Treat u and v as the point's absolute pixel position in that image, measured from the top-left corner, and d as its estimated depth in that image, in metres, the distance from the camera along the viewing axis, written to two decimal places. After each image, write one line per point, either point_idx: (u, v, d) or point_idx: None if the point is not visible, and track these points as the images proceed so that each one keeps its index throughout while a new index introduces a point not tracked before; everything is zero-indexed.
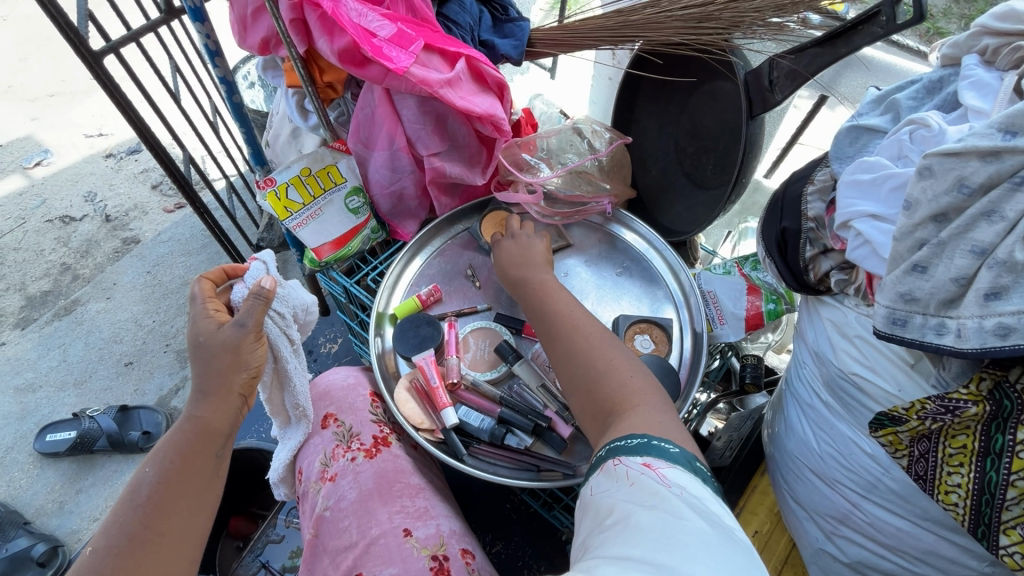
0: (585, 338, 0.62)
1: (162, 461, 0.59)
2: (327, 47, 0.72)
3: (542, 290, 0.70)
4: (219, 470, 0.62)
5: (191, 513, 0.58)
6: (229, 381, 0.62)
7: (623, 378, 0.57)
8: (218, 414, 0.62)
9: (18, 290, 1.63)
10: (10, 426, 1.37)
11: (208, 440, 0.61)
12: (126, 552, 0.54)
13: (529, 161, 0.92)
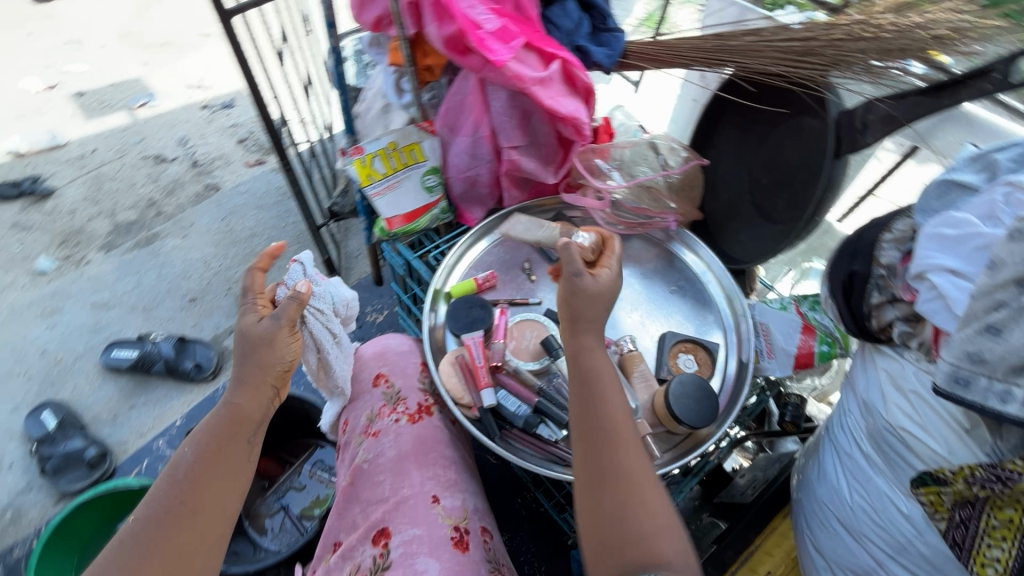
0: (629, 455, 0.57)
1: (199, 442, 0.63)
2: (435, 31, 0.77)
3: (600, 371, 0.63)
4: (250, 455, 0.65)
5: (221, 495, 0.61)
6: (263, 371, 0.66)
7: (659, 526, 0.53)
8: (252, 402, 0.66)
9: (108, 216, 1.77)
10: (82, 336, 1.48)
11: (241, 426, 0.65)
12: (161, 525, 0.57)
13: (602, 166, 0.92)
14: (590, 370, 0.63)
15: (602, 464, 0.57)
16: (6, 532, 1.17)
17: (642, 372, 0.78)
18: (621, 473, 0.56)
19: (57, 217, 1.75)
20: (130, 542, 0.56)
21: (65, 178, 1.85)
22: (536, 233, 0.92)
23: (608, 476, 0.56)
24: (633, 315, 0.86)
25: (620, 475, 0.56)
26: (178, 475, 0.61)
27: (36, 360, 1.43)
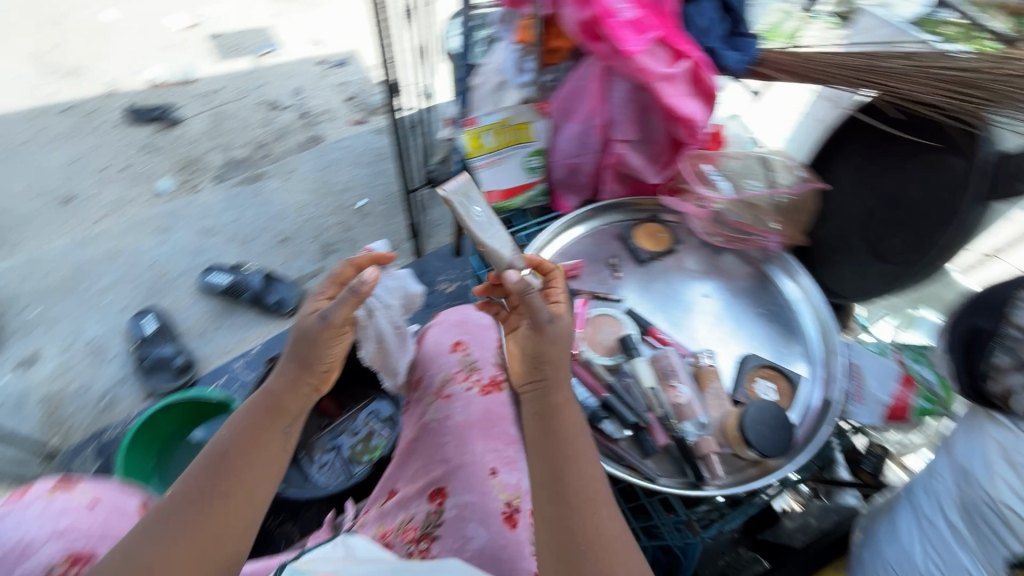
0: (605, 519, 0.52)
1: (234, 429, 0.60)
2: (571, 12, 0.76)
3: (571, 424, 0.57)
4: (284, 447, 0.62)
5: (248, 487, 0.58)
6: (309, 366, 0.63)
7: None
8: (291, 395, 0.63)
9: (223, 151, 1.91)
10: (186, 255, 1.62)
11: (276, 416, 0.62)
12: (183, 507, 0.55)
13: (710, 172, 0.91)
14: (557, 424, 0.57)
15: (576, 537, 0.51)
16: (101, 416, 1.31)
17: (716, 390, 0.75)
18: (599, 542, 0.50)
19: (180, 145, 1.91)
20: (153, 521, 0.54)
21: (192, 110, 2.01)
22: (627, 233, 0.92)
23: (583, 549, 0.50)
24: (715, 331, 0.84)
25: (598, 545, 0.50)
26: (210, 457, 0.58)
27: (145, 269, 1.58)
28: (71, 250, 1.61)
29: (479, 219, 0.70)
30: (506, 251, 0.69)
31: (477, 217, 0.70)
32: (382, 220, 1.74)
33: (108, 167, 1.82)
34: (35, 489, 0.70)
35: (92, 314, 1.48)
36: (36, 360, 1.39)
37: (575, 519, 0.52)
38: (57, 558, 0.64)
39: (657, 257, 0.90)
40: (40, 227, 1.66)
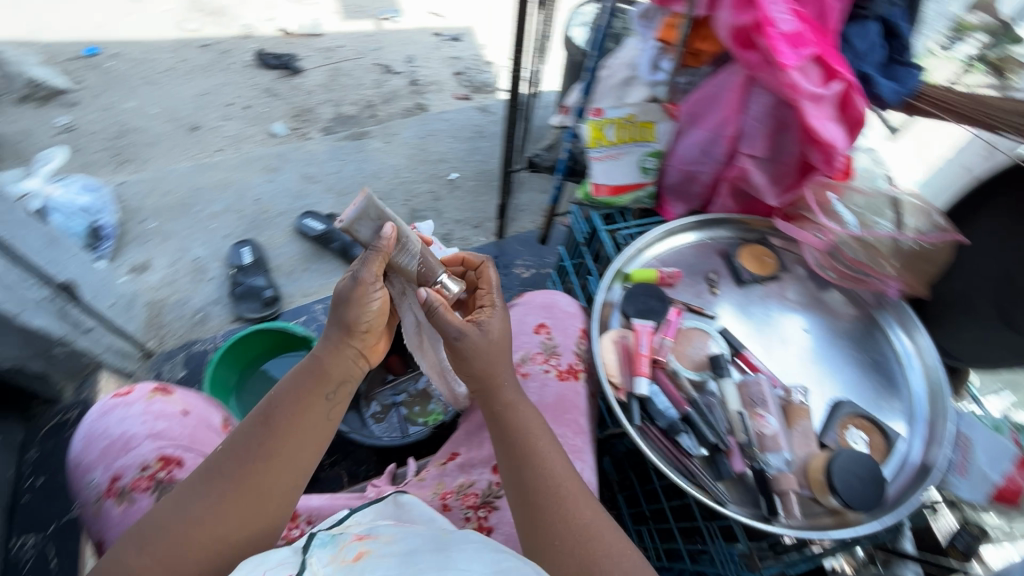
0: (571, 507, 0.60)
1: (284, 392, 0.66)
2: (726, 15, 0.74)
3: (528, 436, 0.66)
4: (331, 412, 0.67)
5: (298, 447, 0.64)
6: (351, 330, 0.68)
7: (625, 564, 0.57)
8: (335, 361, 0.68)
9: (334, 105, 2.00)
10: (288, 197, 1.72)
11: (321, 383, 0.66)
12: (237, 458, 0.62)
13: (834, 203, 0.85)
14: (513, 434, 0.66)
15: (549, 528, 0.59)
16: (194, 329, 1.42)
17: (804, 430, 0.72)
18: (569, 530, 0.59)
19: (297, 94, 2.02)
20: (211, 476, 0.62)
21: (313, 63, 2.12)
22: (732, 250, 0.89)
23: (555, 539, 0.59)
24: (807, 370, 0.79)
25: (571, 532, 0.59)
26: (257, 417, 0.64)
27: (250, 204, 1.69)
28: (190, 174, 1.74)
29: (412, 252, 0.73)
30: (412, 263, 0.72)
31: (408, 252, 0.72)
32: (470, 195, 1.77)
33: (232, 104, 1.96)
34: (140, 388, 0.81)
35: (199, 235, 1.61)
36: (147, 268, 1.53)
37: (540, 514, 0.60)
38: (151, 457, 0.73)
39: (760, 281, 0.86)
40: (167, 149, 1.81)
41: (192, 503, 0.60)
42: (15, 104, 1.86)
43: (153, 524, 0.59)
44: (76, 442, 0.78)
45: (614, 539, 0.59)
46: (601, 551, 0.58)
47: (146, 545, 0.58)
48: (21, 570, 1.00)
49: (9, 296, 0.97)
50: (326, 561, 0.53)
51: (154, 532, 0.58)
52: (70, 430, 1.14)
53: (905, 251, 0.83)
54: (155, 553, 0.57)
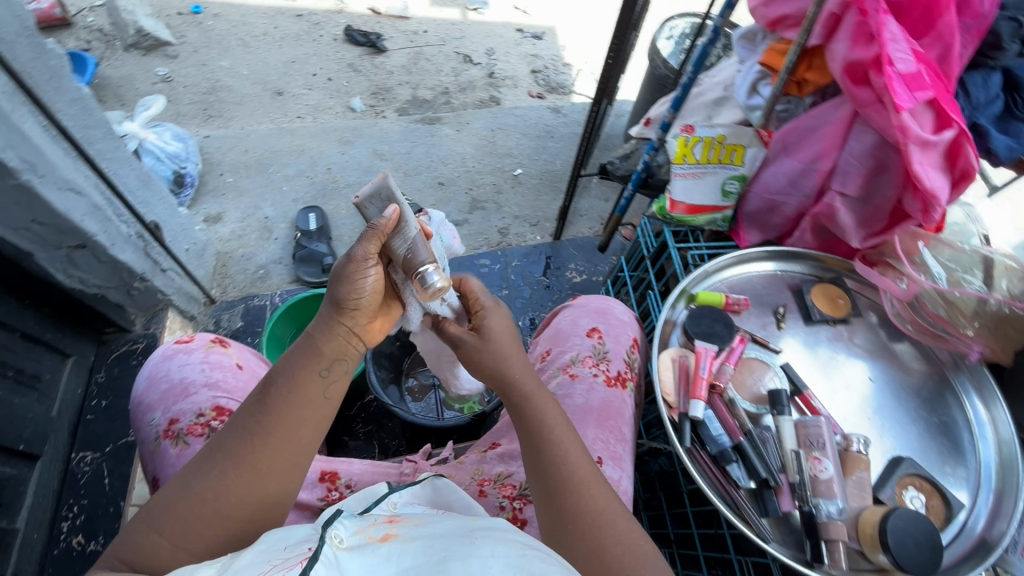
0: (587, 494, 0.59)
1: (278, 371, 0.63)
2: (842, 48, 0.74)
3: (549, 422, 0.65)
4: (328, 389, 0.63)
5: (295, 422, 0.61)
6: (342, 306, 0.64)
7: (638, 555, 0.56)
8: (329, 339, 0.64)
9: (412, 88, 2.05)
10: (357, 171, 1.77)
11: (315, 361, 0.63)
12: (236, 438, 0.59)
13: (921, 253, 0.82)
14: (534, 419, 0.65)
15: (564, 513, 0.59)
16: (255, 284, 1.49)
17: (859, 480, 0.69)
18: (584, 516, 0.58)
19: (378, 72, 2.08)
20: (211, 454, 0.59)
21: (397, 44, 2.17)
22: (804, 286, 0.86)
23: (569, 521, 0.58)
24: (866, 421, 0.76)
25: (587, 517, 0.58)
26: (255, 395, 0.61)
27: (321, 172, 1.75)
28: (269, 137, 1.82)
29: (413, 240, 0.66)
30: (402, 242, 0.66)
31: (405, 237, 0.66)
32: (532, 193, 1.78)
33: (317, 75, 2.03)
34: (199, 339, 0.85)
35: (270, 195, 1.68)
36: (220, 220, 1.61)
37: (558, 499, 0.60)
38: (206, 405, 0.77)
39: (829, 321, 0.84)
40: (252, 110, 1.89)
41: (197, 483, 0.58)
42: (121, 50, 1.98)
43: (161, 504, 0.57)
44: (140, 383, 0.82)
45: (629, 531, 0.58)
46: (614, 540, 0.57)
47: (157, 526, 0.56)
48: (79, 482, 1.08)
49: (105, 228, 1.01)
50: (352, 532, 0.52)
51: (163, 513, 0.57)
52: (135, 361, 1.21)
53: (993, 312, 0.76)
54: (166, 531, 0.56)
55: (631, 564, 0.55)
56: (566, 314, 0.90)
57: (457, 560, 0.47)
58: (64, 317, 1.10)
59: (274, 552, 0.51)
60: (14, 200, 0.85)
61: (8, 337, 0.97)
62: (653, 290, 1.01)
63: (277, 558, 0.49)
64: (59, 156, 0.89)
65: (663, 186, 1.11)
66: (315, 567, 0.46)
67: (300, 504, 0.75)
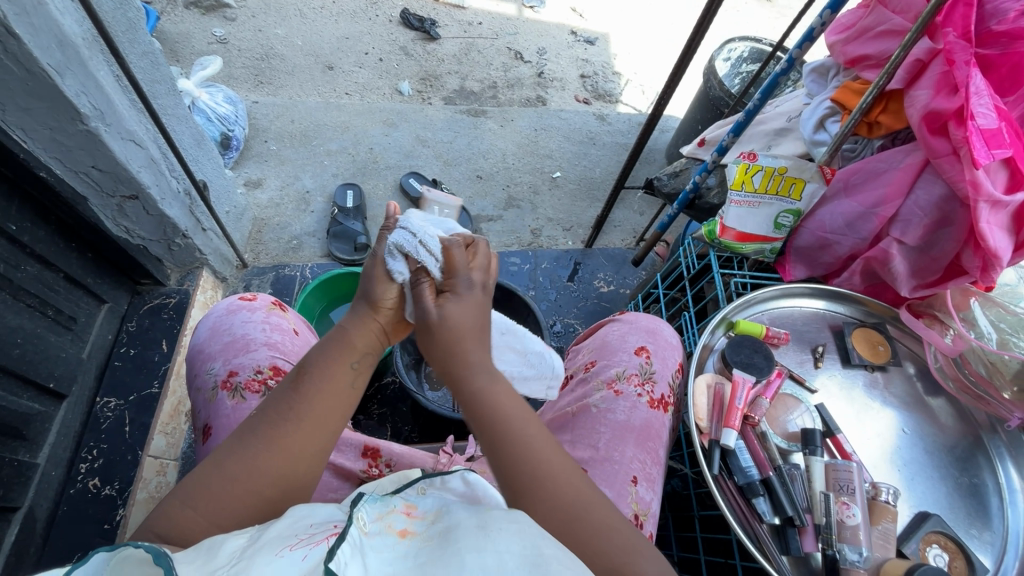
0: (551, 486, 0.52)
1: (309, 358, 0.58)
2: (924, 96, 0.74)
3: (500, 409, 0.55)
4: (356, 380, 0.59)
5: (326, 409, 0.56)
6: (375, 305, 0.61)
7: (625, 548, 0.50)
8: (363, 333, 0.60)
9: (460, 77, 2.05)
10: (399, 154, 1.78)
11: (346, 351, 0.59)
12: (263, 419, 0.55)
13: (973, 308, 0.81)
14: (480, 410, 0.55)
15: (529, 509, 0.51)
16: (288, 254, 1.51)
17: (885, 531, 0.69)
18: (551, 509, 0.51)
19: (429, 59, 2.08)
20: (242, 435, 0.56)
21: (450, 33, 2.18)
22: (846, 327, 0.85)
23: (538, 519, 0.51)
24: (893, 473, 0.76)
25: (559, 513, 0.51)
26: (287, 381, 0.58)
27: (363, 151, 1.76)
28: (316, 110, 1.83)
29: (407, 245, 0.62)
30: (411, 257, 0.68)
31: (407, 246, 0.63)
32: (568, 198, 1.78)
33: (369, 54, 2.04)
34: (261, 299, 0.87)
35: (311, 167, 1.69)
36: (260, 186, 1.63)
37: (517, 496, 0.52)
38: (264, 363, 0.78)
39: (867, 367, 0.83)
40: (301, 81, 1.90)
41: (229, 462, 0.54)
42: (181, 7, 2.01)
43: (191, 482, 0.53)
44: (202, 332, 0.84)
45: (609, 515, 0.52)
46: (591, 529, 0.50)
47: (190, 501, 0.52)
48: (100, 426, 1.09)
49: (157, 182, 1.02)
50: (373, 518, 0.47)
51: (194, 491, 0.52)
52: (167, 315, 1.22)
53: None
54: (199, 505, 0.52)
55: (615, 548, 0.50)
56: (618, 327, 0.90)
57: (472, 550, 0.40)
58: (105, 264, 1.11)
59: (300, 526, 0.46)
60: (79, 144, 0.86)
61: (52, 277, 0.98)
62: (690, 311, 1.02)
63: (303, 532, 0.45)
64: (125, 107, 0.90)
65: (709, 209, 1.10)
66: (342, 546, 0.41)
67: (342, 471, 0.76)
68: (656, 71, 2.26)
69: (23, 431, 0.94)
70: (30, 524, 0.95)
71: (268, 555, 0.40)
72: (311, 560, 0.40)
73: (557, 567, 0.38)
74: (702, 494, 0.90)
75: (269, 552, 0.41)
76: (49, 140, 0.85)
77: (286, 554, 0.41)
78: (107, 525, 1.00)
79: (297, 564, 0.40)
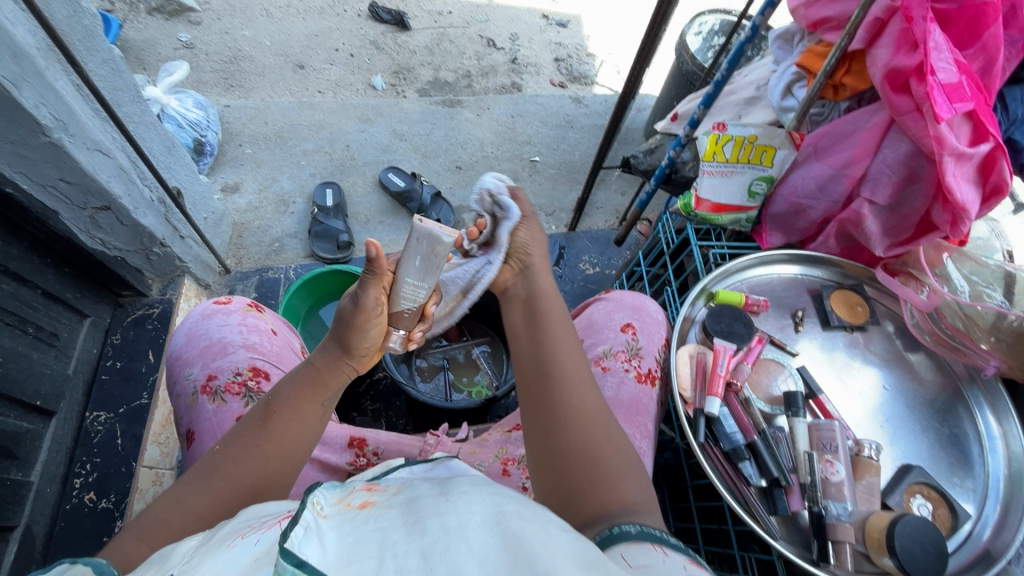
0: (581, 391, 0.60)
1: (280, 393, 0.61)
2: (884, 54, 0.74)
3: (548, 325, 0.66)
4: (324, 416, 0.64)
5: (292, 447, 0.60)
6: (350, 349, 0.63)
7: (631, 467, 0.57)
8: (333, 370, 0.64)
9: (433, 68, 2.03)
10: (376, 149, 1.77)
11: (317, 389, 0.62)
12: (233, 453, 0.57)
13: (946, 264, 0.82)
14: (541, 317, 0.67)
15: (557, 404, 0.59)
16: (270, 257, 1.50)
17: (868, 485, 0.70)
18: (579, 413, 0.58)
19: (401, 52, 2.06)
20: (208, 471, 0.57)
21: (421, 23, 2.15)
22: (824, 291, 0.86)
23: (567, 418, 0.58)
24: (874, 427, 0.77)
25: (585, 419, 0.58)
26: (254, 416, 0.60)
27: (340, 148, 1.75)
28: (289, 110, 1.81)
29: (421, 277, 0.64)
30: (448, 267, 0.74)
31: (410, 280, 0.64)
32: (549, 182, 1.78)
33: (339, 50, 2.01)
34: (236, 302, 0.87)
35: (288, 168, 1.68)
36: (237, 190, 1.62)
37: (550, 387, 0.60)
38: (243, 364, 0.78)
39: (846, 328, 0.84)
40: (273, 82, 1.88)
41: (191, 499, 0.55)
42: (144, 13, 1.97)
43: (152, 515, 0.53)
44: (177, 339, 0.84)
45: (618, 438, 0.58)
46: (603, 438, 0.57)
47: (145, 537, 0.52)
48: (92, 440, 1.09)
49: (129, 191, 1.01)
50: (332, 501, 0.43)
51: (152, 524, 0.53)
52: (151, 326, 1.21)
53: (1012, 328, 0.74)
54: (154, 542, 0.51)
55: (616, 461, 0.56)
56: (598, 306, 0.91)
57: (435, 516, 0.39)
58: (83, 278, 1.10)
59: (251, 518, 0.46)
60: (44, 157, 0.85)
61: (29, 294, 0.97)
62: (671, 286, 1.03)
63: (255, 521, 0.45)
64: (89, 116, 0.89)
65: (685, 183, 1.10)
66: (294, 530, 0.37)
67: (329, 466, 0.78)
68: (629, 50, 2.25)
69: (13, 450, 0.94)
70: (28, 542, 0.95)
71: (221, 548, 0.41)
72: (265, 542, 0.41)
73: (541, 532, 0.39)
74: (694, 465, 0.92)
75: (222, 545, 0.41)
76: (12, 154, 0.83)
77: (239, 542, 0.41)
78: (106, 537, 1.01)
79: (250, 549, 0.40)
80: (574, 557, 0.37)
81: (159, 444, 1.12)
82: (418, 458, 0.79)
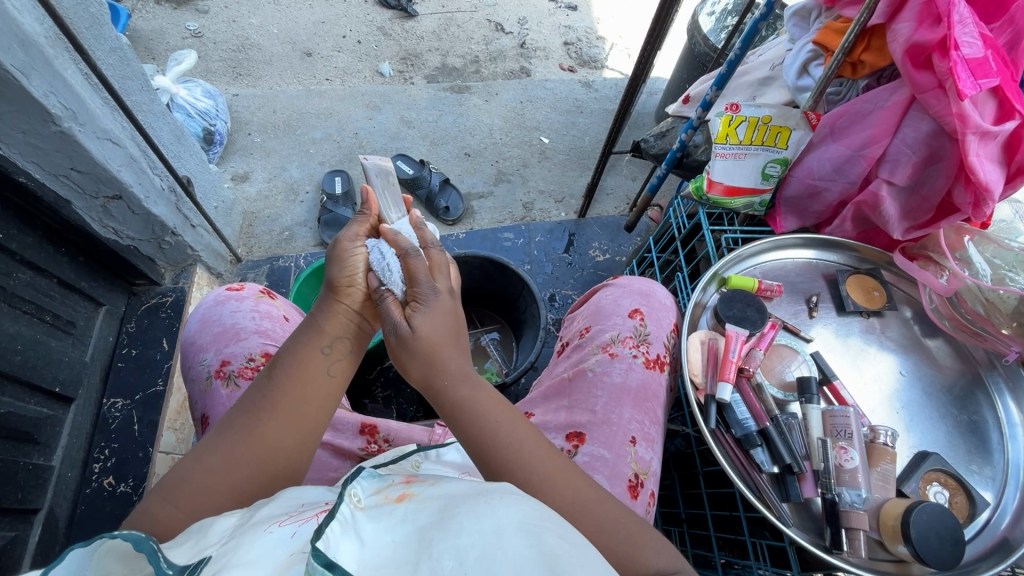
0: (551, 488, 0.52)
1: (287, 346, 0.61)
2: (905, 29, 0.72)
3: (484, 408, 0.55)
4: (332, 366, 0.60)
5: (299, 400, 0.58)
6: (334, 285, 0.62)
7: (627, 526, 0.51)
8: (332, 320, 0.62)
9: (441, 54, 2.01)
10: (385, 137, 1.76)
11: (317, 341, 0.60)
12: (246, 405, 0.58)
13: (967, 247, 0.80)
14: (469, 418, 0.55)
15: None
16: (280, 245, 1.51)
17: (884, 472, 0.69)
18: (554, 509, 0.51)
19: (408, 37, 2.04)
20: (224, 425, 0.57)
21: (428, 9, 2.13)
22: (840, 276, 0.84)
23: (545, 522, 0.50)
24: (890, 412, 0.76)
25: (563, 513, 0.51)
26: (263, 374, 0.60)
27: (348, 136, 1.74)
28: (297, 98, 1.81)
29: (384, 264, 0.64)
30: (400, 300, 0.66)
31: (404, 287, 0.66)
32: (558, 168, 1.75)
33: (346, 37, 2.00)
34: (249, 288, 0.87)
35: (297, 157, 1.68)
36: (247, 179, 1.62)
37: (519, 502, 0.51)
38: (256, 350, 0.78)
39: (863, 313, 0.82)
40: (280, 70, 1.88)
41: (209, 458, 0.55)
42: (153, 3, 1.98)
43: (176, 473, 0.54)
44: (192, 324, 0.85)
45: (609, 506, 0.52)
46: (595, 524, 0.50)
47: (171, 497, 0.52)
48: (110, 426, 1.11)
49: (140, 180, 1.01)
50: (370, 493, 0.45)
51: (176, 485, 0.53)
52: (165, 314, 1.23)
53: None
54: (179, 503, 0.52)
55: (621, 537, 0.50)
56: (605, 291, 0.91)
57: (472, 514, 0.37)
58: (98, 266, 1.11)
59: (292, 505, 0.47)
60: (55, 147, 0.86)
61: (45, 283, 0.98)
62: (683, 272, 1.02)
63: (294, 510, 0.46)
64: (98, 105, 0.89)
65: (697, 168, 1.08)
66: (331, 525, 0.38)
67: (341, 451, 0.78)
68: (641, 32, 2.21)
69: (36, 435, 0.96)
70: (51, 524, 0.98)
71: (258, 532, 0.41)
72: (301, 535, 0.41)
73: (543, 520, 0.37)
74: (706, 451, 0.91)
75: (259, 529, 0.42)
76: (24, 144, 0.84)
77: (275, 530, 0.42)
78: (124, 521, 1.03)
79: (287, 541, 0.40)
80: (579, 551, 0.36)
81: (174, 430, 1.14)
82: (427, 444, 0.80)
